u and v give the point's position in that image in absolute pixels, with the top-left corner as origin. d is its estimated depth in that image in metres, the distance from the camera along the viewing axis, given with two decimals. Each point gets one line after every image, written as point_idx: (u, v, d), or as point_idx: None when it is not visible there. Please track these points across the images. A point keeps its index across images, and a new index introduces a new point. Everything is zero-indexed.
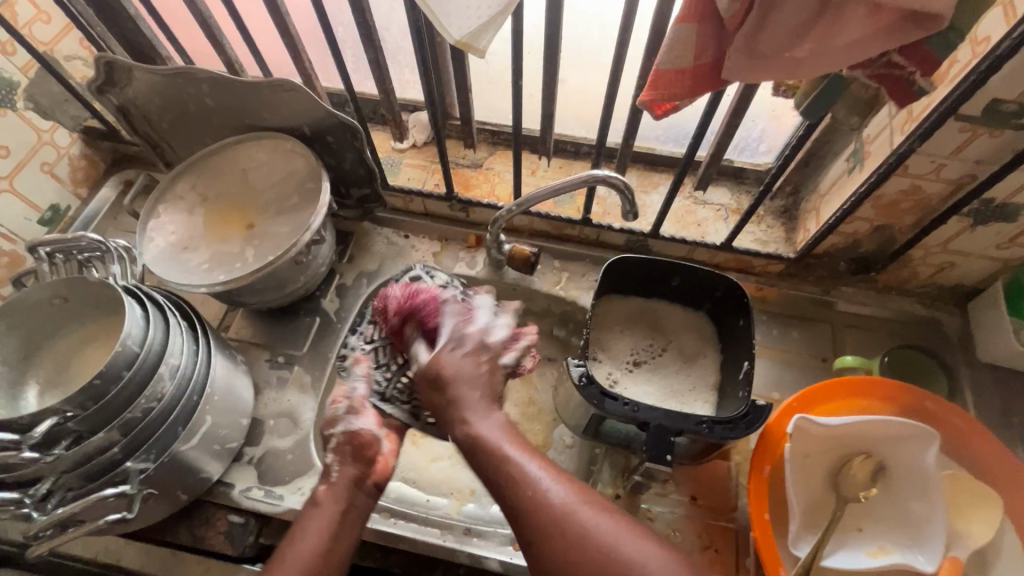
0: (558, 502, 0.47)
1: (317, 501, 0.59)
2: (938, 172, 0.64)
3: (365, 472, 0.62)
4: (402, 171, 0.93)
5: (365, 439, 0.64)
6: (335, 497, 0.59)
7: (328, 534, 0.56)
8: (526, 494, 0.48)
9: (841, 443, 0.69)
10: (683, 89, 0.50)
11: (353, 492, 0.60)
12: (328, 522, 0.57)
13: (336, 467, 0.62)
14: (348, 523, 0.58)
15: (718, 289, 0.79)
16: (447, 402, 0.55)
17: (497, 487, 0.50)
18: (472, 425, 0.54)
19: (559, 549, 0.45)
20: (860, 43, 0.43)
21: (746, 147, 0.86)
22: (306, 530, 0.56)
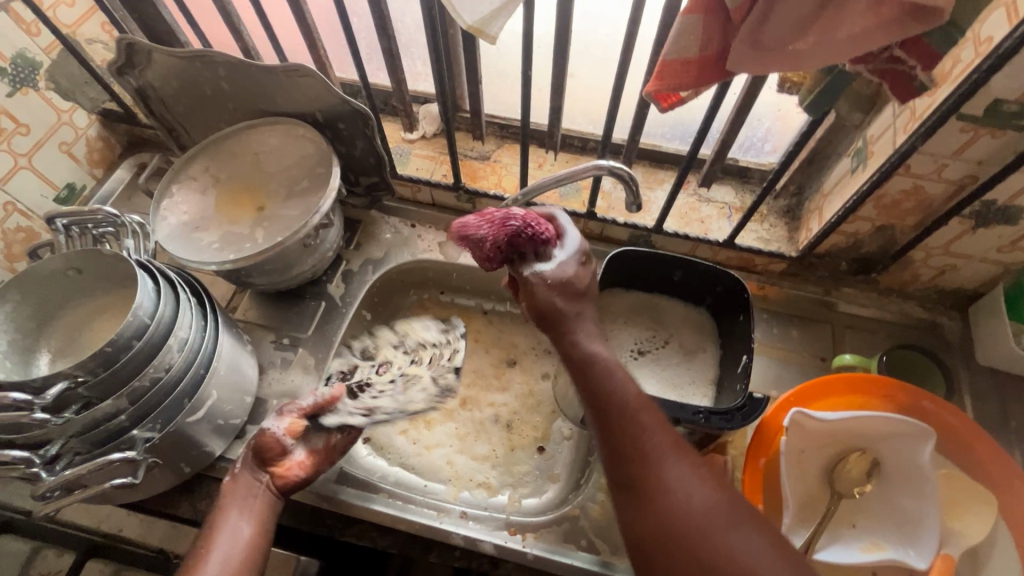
0: (678, 483, 0.49)
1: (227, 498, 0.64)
2: (940, 172, 0.65)
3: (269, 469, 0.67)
4: (411, 161, 0.95)
5: (272, 444, 0.67)
6: (240, 489, 0.65)
7: (236, 538, 0.61)
8: (649, 465, 0.51)
9: (838, 438, 0.69)
10: (687, 80, 0.51)
11: (259, 487, 0.65)
12: (227, 533, 0.61)
13: (240, 467, 0.67)
14: (255, 518, 0.63)
15: (718, 285, 0.80)
16: (582, 359, 0.58)
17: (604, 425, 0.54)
18: (612, 382, 0.56)
19: (669, 523, 0.48)
20: (862, 36, 0.44)
21: (752, 146, 0.87)
22: (213, 533, 0.61)
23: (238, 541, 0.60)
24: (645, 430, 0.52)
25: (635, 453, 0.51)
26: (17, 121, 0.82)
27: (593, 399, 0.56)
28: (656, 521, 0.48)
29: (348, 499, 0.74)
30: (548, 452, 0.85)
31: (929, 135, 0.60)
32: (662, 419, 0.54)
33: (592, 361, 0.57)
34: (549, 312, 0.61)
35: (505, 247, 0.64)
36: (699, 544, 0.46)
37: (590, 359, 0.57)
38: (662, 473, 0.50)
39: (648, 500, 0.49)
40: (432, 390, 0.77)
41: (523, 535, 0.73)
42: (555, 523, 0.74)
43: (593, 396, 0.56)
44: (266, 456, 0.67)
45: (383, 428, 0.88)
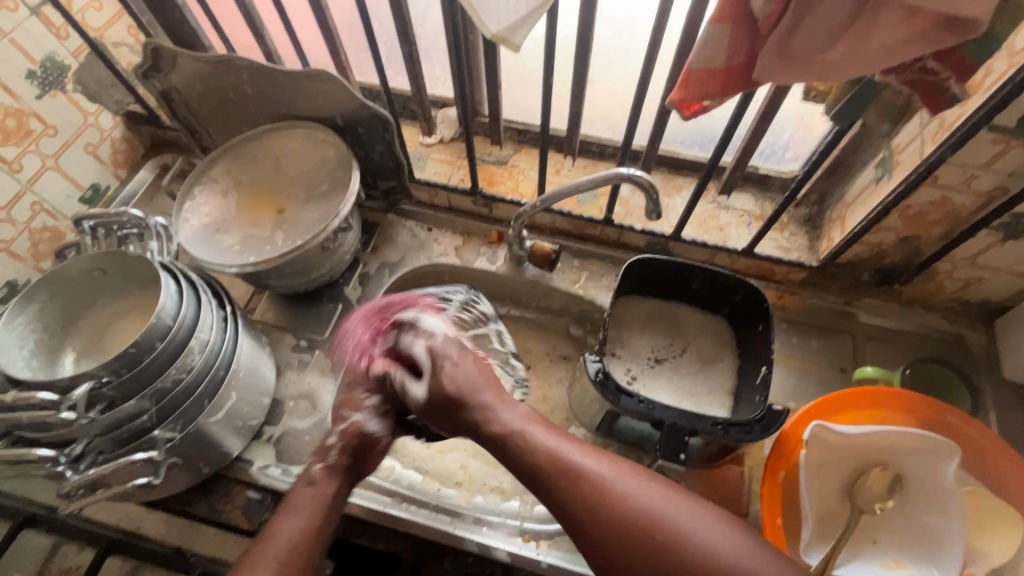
0: (607, 483, 0.49)
1: (310, 481, 0.59)
2: (969, 183, 0.64)
3: (359, 466, 0.63)
4: (428, 165, 0.95)
5: (371, 440, 0.65)
6: (330, 483, 0.59)
7: (311, 522, 0.55)
8: (563, 470, 0.50)
9: (857, 452, 0.68)
10: (712, 89, 0.50)
11: (341, 480, 0.61)
12: (304, 516, 0.56)
13: (336, 450, 0.63)
14: (333, 513, 0.58)
15: (737, 295, 0.79)
16: (489, 429, 0.56)
17: (518, 460, 0.52)
18: (502, 416, 0.56)
19: (607, 523, 0.47)
20: (895, 47, 0.43)
21: (773, 154, 0.86)
22: (288, 515, 0.56)
23: (304, 531, 0.54)
24: (591, 467, 0.50)
25: (594, 503, 0.48)
26: (45, 122, 0.84)
27: (534, 476, 0.52)
28: (645, 560, 0.46)
29: (364, 503, 0.75)
30: None
31: (958, 146, 0.59)
32: (556, 431, 0.54)
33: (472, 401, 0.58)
34: (462, 391, 0.59)
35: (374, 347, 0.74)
36: (641, 533, 0.46)
37: (493, 426, 0.56)
38: (592, 484, 0.49)
39: (628, 541, 0.46)
40: None
41: (537, 543, 0.73)
42: (568, 531, 0.74)
43: (497, 440, 0.55)
44: (362, 450, 0.64)
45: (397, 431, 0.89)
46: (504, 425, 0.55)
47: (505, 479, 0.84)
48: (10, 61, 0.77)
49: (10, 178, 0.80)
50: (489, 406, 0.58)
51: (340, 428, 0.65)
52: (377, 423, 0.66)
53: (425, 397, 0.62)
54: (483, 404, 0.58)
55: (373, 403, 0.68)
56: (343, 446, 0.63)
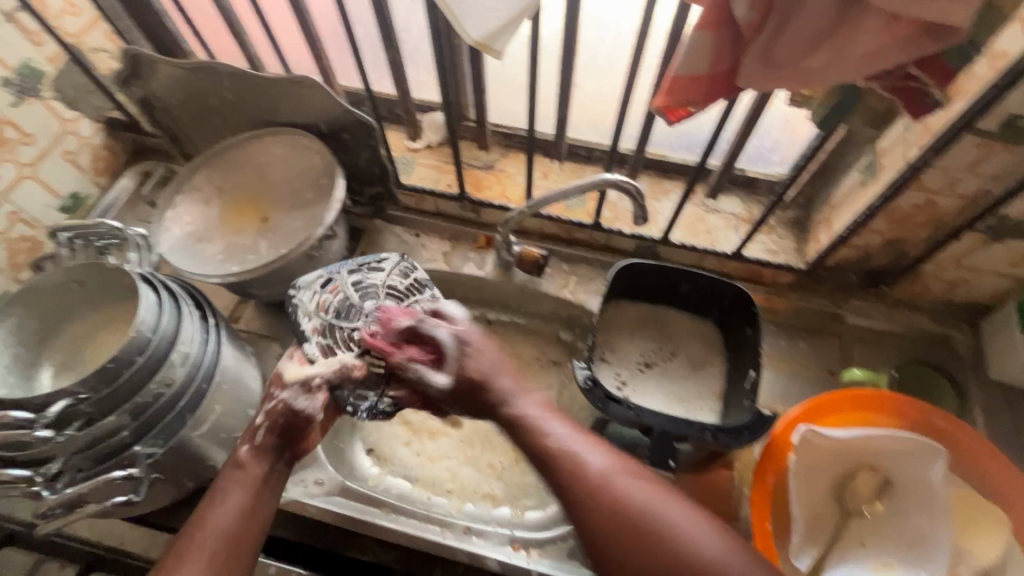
0: (613, 475, 0.50)
1: (238, 465, 0.59)
2: (953, 187, 0.64)
3: (288, 444, 0.63)
4: (415, 170, 0.94)
5: (301, 419, 0.63)
6: (255, 466, 0.59)
7: (243, 503, 0.56)
8: (566, 459, 0.52)
9: (846, 455, 0.68)
10: (697, 95, 0.50)
11: (270, 461, 0.61)
12: (243, 495, 0.57)
13: (261, 432, 0.61)
14: (266, 491, 0.59)
15: (725, 299, 0.79)
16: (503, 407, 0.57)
17: (528, 447, 0.55)
18: (522, 409, 0.57)
19: (610, 511, 0.48)
20: (877, 54, 0.43)
21: (759, 157, 0.86)
22: (216, 503, 0.56)
23: (234, 512, 0.55)
24: (592, 459, 0.52)
25: (567, 469, 0.51)
26: (23, 130, 0.82)
27: (540, 457, 0.53)
28: (655, 563, 0.46)
29: (353, 513, 0.74)
30: None
31: (942, 150, 0.59)
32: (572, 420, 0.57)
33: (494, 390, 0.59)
34: (422, 333, 0.65)
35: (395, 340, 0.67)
36: (647, 529, 0.47)
37: (507, 409, 0.57)
38: (605, 475, 0.50)
39: (629, 537, 0.47)
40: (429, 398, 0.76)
41: (527, 552, 0.72)
42: (560, 538, 0.73)
43: (524, 433, 0.55)
44: (291, 426, 0.63)
45: (386, 439, 0.88)
46: (521, 409, 0.57)
47: (496, 486, 0.84)
48: None
49: None
50: (505, 395, 0.58)
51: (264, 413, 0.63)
52: (307, 400, 0.64)
53: (393, 339, 0.67)
54: (490, 387, 0.59)
55: (301, 376, 0.65)
56: (272, 424, 0.62)
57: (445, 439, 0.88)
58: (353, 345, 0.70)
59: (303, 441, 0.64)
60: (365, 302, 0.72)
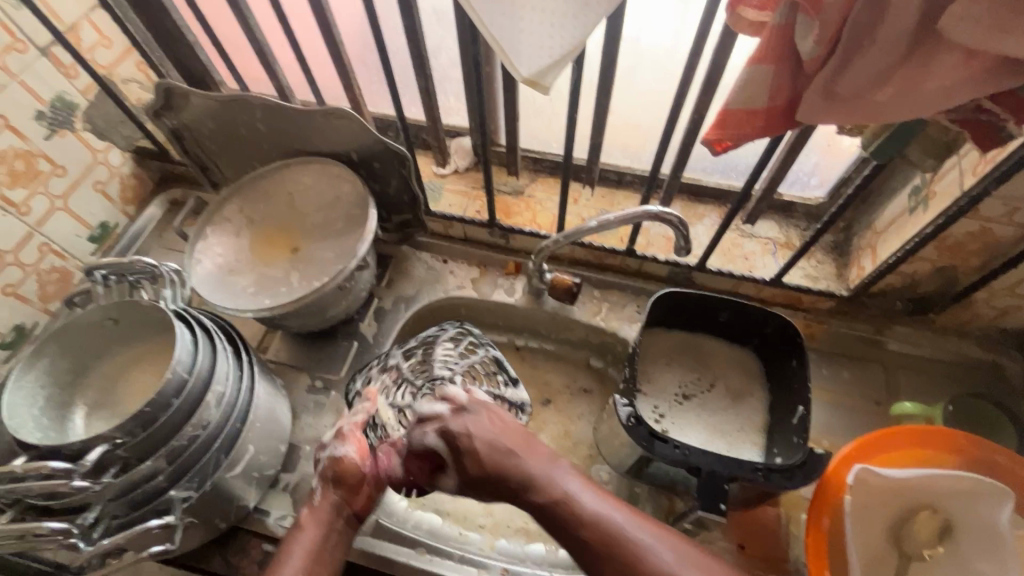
0: None
1: (305, 516, 0.61)
2: (1011, 216, 0.62)
3: (347, 500, 0.61)
4: (443, 196, 0.93)
5: (347, 466, 0.61)
6: (320, 512, 0.60)
7: (310, 545, 0.58)
8: (631, 553, 0.50)
9: (907, 495, 0.65)
10: (752, 129, 0.48)
11: (335, 508, 0.61)
12: (317, 531, 0.59)
13: (319, 493, 0.62)
14: (337, 535, 0.60)
15: (767, 328, 0.77)
16: (553, 504, 0.53)
17: (590, 542, 0.51)
18: (592, 511, 0.52)
19: None
20: (951, 88, 0.41)
21: (797, 180, 0.84)
22: (296, 551, 0.58)
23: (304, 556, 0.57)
24: (661, 555, 0.50)
25: None
26: (55, 162, 0.82)
27: (601, 552, 0.51)
28: None
29: (388, 554, 0.72)
30: None
31: (1002, 180, 0.57)
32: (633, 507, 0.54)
33: (569, 528, 0.52)
34: (488, 471, 0.56)
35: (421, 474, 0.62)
36: None
37: (558, 504, 0.53)
38: None
39: None
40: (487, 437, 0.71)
41: None
42: None
43: (586, 544, 0.51)
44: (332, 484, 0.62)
45: None
46: (582, 510, 0.52)
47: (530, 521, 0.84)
48: (20, 102, 0.76)
49: (19, 221, 0.79)
50: (542, 477, 0.55)
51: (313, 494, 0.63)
52: (345, 446, 0.63)
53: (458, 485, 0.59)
54: (525, 473, 0.55)
55: (336, 429, 0.66)
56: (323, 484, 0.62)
57: None
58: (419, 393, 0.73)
59: (353, 500, 0.62)
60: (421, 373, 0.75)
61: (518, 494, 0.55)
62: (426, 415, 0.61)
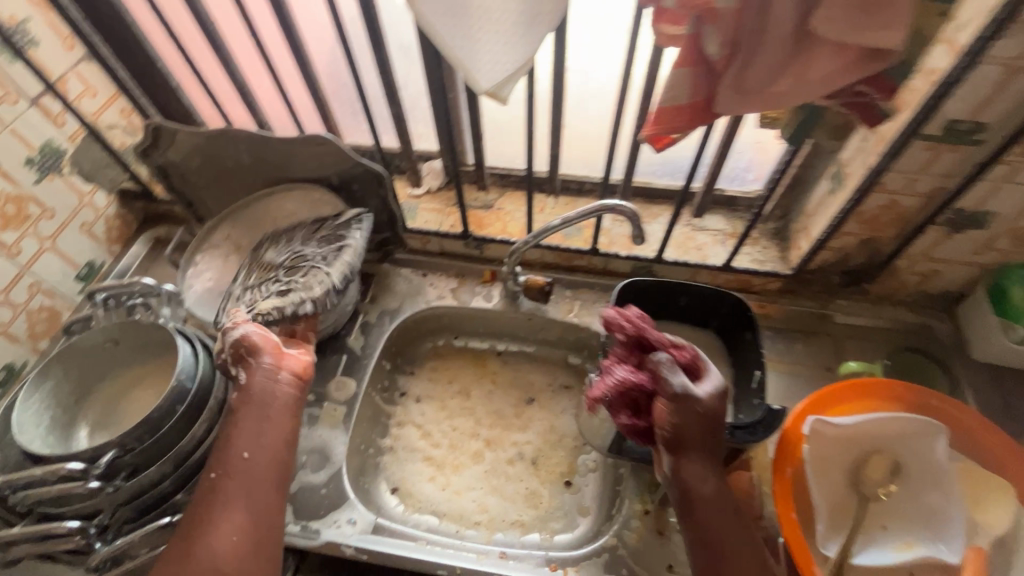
0: None
1: (247, 399, 0.61)
2: (912, 187, 0.72)
3: (274, 367, 0.63)
4: (419, 215, 1.00)
5: (254, 342, 0.63)
6: (251, 400, 0.61)
7: (266, 448, 0.59)
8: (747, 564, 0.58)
9: (859, 442, 0.72)
10: (681, 122, 0.57)
11: (275, 387, 0.62)
12: (258, 422, 0.60)
13: (245, 376, 0.62)
14: (287, 422, 0.62)
15: (723, 308, 0.85)
16: (712, 495, 0.60)
17: (723, 529, 0.60)
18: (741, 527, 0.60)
19: None
20: (831, 76, 0.50)
21: (736, 176, 0.93)
22: (265, 431, 0.60)
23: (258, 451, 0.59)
24: None
25: None
26: (44, 205, 0.86)
27: (724, 542, 0.59)
28: None
29: (386, 550, 0.74)
30: (575, 486, 0.90)
31: (896, 155, 0.67)
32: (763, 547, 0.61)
33: (715, 518, 0.60)
34: (707, 425, 0.61)
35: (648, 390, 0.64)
36: None
37: (716, 499, 0.61)
38: None
39: None
40: (346, 267, 0.77)
41: (565, 570, 0.72)
42: (593, 554, 0.74)
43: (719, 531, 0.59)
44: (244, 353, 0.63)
45: (412, 477, 0.92)
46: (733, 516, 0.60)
47: (524, 513, 0.88)
48: (10, 149, 0.80)
49: (10, 262, 0.82)
50: (715, 476, 0.61)
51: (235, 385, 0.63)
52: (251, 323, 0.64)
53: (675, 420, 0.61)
54: (704, 457, 0.61)
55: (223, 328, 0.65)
56: (243, 365, 0.63)
57: (468, 472, 0.92)
58: (268, 286, 0.76)
59: (282, 364, 0.64)
60: (262, 264, 0.80)
61: (692, 463, 0.61)
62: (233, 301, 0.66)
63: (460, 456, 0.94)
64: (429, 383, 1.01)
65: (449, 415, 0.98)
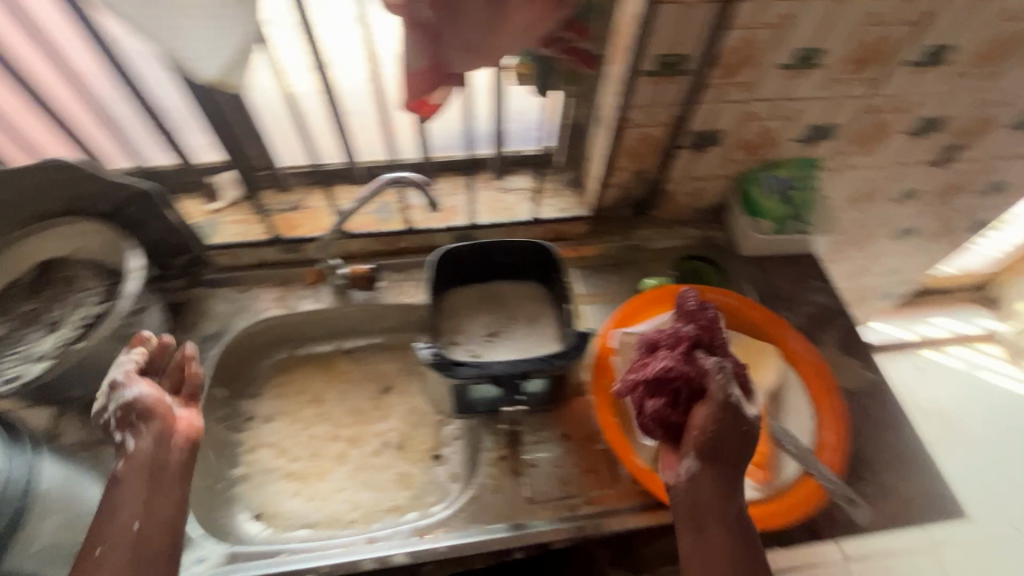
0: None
1: (127, 458, 0.64)
2: (655, 118, 0.83)
3: (167, 431, 0.66)
4: (223, 229, 0.93)
5: (143, 405, 0.67)
6: (136, 462, 0.64)
7: (142, 505, 0.61)
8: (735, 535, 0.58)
9: (661, 342, 0.83)
10: (424, 87, 0.60)
11: (150, 442, 0.65)
12: (145, 483, 0.62)
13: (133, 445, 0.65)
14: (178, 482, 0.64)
15: (536, 257, 0.92)
16: (726, 482, 0.60)
17: (724, 504, 0.59)
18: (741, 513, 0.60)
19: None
20: (532, 24, 0.57)
21: (529, 136, 0.99)
22: (154, 498, 0.62)
23: (140, 517, 0.61)
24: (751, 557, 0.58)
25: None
26: None
27: (719, 516, 0.59)
28: None
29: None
30: (444, 457, 0.92)
31: (629, 91, 0.77)
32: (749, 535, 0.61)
33: (719, 497, 0.59)
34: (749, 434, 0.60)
35: (693, 382, 0.63)
36: None
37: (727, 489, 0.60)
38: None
39: None
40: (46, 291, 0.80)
41: (432, 534, 0.74)
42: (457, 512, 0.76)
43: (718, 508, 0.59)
44: (148, 408, 0.67)
45: (274, 498, 0.88)
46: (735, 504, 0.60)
47: (398, 496, 0.89)
48: None
49: None
50: (736, 474, 0.60)
51: (128, 445, 0.65)
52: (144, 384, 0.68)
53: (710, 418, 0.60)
54: (734, 454, 0.60)
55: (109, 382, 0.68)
56: (131, 426, 0.66)
57: (336, 475, 0.91)
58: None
59: (173, 427, 0.67)
60: None
61: (718, 454, 0.59)
62: (131, 371, 0.69)
63: (322, 463, 0.91)
64: (278, 399, 0.96)
65: (304, 425, 0.95)
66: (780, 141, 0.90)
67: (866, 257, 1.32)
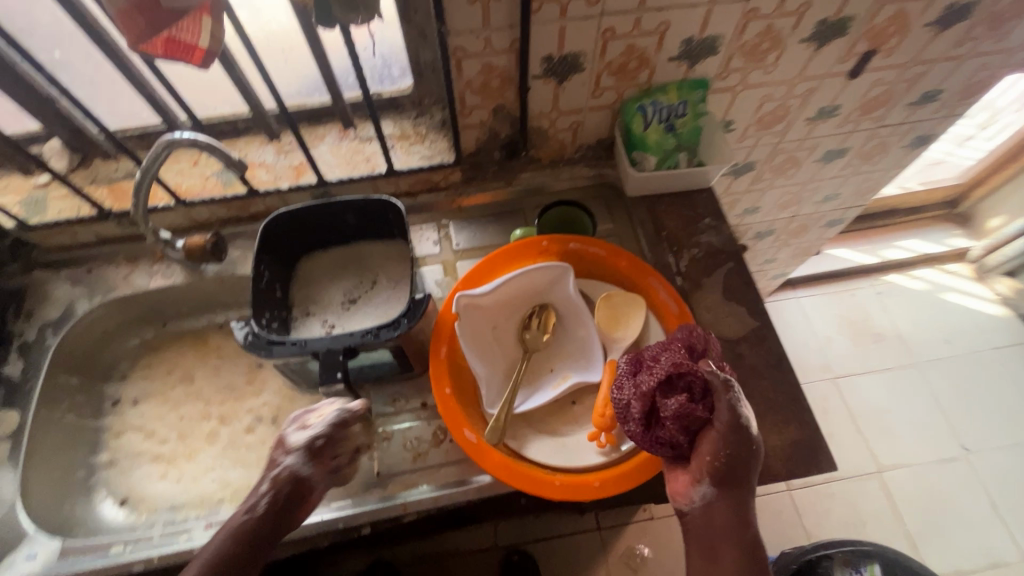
0: None
1: (302, 498, 0.59)
2: (491, 44, 0.72)
3: (289, 513, 0.58)
4: (50, 205, 0.86)
5: (302, 484, 0.59)
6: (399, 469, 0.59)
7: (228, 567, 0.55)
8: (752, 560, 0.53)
9: (515, 303, 0.76)
10: (142, 30, 0.53)
11: (268, 519, 0.57)
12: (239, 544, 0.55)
13: (298, 484, 0.59)
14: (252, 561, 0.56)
15: (386, 215, 0.82)
16: (737, 506, 0.54)
17: (738, 525, 0.54)
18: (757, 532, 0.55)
19: None
20: None
21: (383, 76, 0.90)
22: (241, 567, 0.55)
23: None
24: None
25: None
26: None
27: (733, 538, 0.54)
28: None
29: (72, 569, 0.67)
30: None
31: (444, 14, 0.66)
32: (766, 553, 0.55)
33: (734, 522, 0.54)
34: (749, 453, 0.54)
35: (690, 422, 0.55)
36: None
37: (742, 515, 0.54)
38: None
39: None
40: None
41: None
42: None
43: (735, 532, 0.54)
44: (297, 497, 0.58)
45: (140, 482, 0.84)
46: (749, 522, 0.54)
47: None
48: None
49: None
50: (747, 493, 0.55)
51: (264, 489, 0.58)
52: (313, 465, 0.60)
53: (721, 442, 0.54)
54: (740, 476, 0.54)
55: (307, 437, 0.61)
56: (279, 483, 0.58)
57: (205, 453, 0.86)
58: None
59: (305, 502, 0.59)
60: None
61: (723, 479, 0.54)
62: (319, 445, 0.60)
63: (191, 444, 0.87)
64: (145, 379, 0.92)
65: (173, 406, 0.90)
66: (653, 62, 0.78)
67: (796, 184, 1.21)
